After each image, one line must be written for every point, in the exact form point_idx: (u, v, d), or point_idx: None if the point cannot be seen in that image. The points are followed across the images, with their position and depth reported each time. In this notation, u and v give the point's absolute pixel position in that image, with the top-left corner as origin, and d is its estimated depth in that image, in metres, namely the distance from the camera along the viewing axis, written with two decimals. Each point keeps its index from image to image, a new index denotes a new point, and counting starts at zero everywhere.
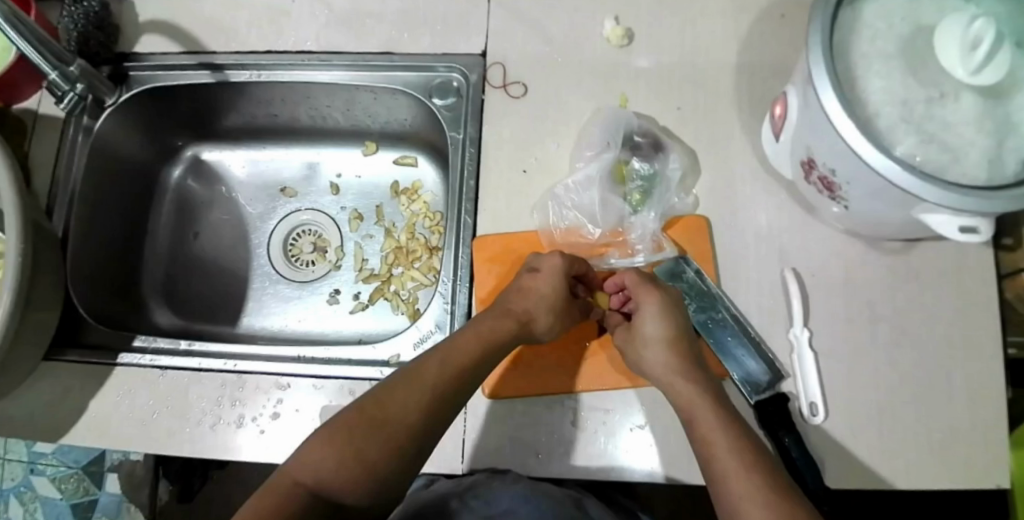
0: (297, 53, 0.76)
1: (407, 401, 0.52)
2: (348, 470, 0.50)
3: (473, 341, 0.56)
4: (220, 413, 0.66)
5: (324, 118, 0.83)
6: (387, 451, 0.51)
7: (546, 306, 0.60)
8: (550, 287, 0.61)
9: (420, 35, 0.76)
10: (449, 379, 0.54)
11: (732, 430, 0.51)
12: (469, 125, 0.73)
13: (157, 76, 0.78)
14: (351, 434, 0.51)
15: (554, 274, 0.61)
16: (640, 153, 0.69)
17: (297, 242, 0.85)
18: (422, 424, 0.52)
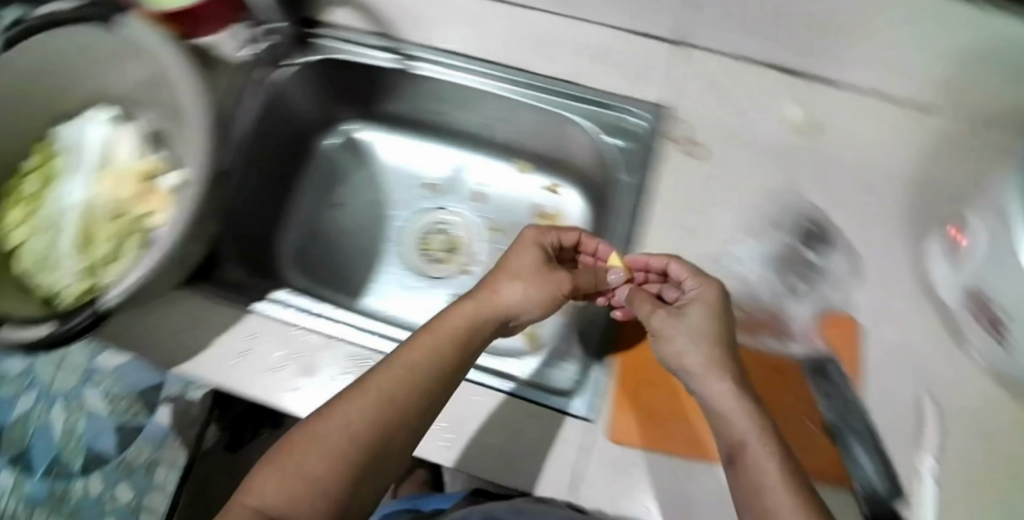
0: (482, 62, 0.77)
1: (354, 402, 0.52)
2: (296, 479, 0.49)
3: (430, 337, 0.57)
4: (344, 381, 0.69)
5: (487, 126, 0.84)
6: (342, 458, 0.50)
7: (511, 262, 0.64)
8: (522, 263, 0.64)
9: (605, 74, 0.76)
10: (393, 368, 0.54)
11: (770, 442, 0.52)
12: (638, 173, 0.74)
13: (342, 49, 0.79)
14: (302, 444, 0.50)
15: (529, 244, 0.66)
16: (814, 244, 0.71)
17: (432, 237, 0.87)
18: (373, 428, 0.51)
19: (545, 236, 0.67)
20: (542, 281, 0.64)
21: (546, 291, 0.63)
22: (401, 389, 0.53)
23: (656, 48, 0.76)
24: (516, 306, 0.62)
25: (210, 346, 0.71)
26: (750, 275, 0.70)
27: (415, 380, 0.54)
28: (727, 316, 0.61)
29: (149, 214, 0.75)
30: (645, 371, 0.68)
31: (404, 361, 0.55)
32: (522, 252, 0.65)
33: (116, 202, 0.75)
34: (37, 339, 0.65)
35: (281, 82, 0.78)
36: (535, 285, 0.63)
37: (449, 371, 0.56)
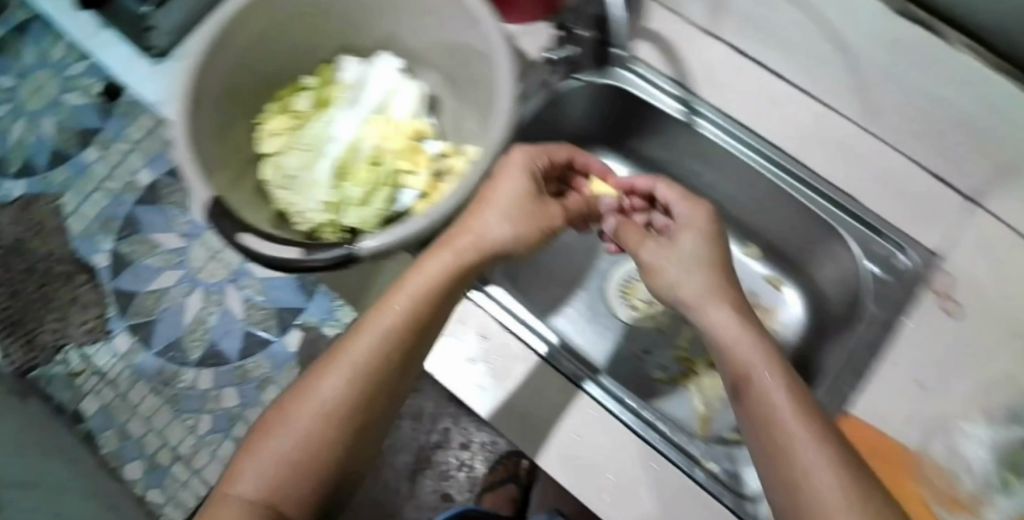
0: (768, 143, 0.76)
1: (390, 317, 0.56)
2: (337, 383, 0.54)
3: (448, 252, 0.59)
4: (530, 398, 0.72)
5: (735, 200, 0.84)
6: (382, 370, 0.55)
7: (509, 200, 0.61)
8: (511, 185, 0.62)
9: (886, 203, 0.74)
10: (413, 284, 0.57)
11: (798, 400, 0.49)
12: (887, 309, 0.72)
13: (633, 80, 0.79)
14: (343, 352, 0.55)
15: (516, 171, 0.62)
16: None
17: (634, 284, 0.90)
18: (405, 345, 0.56)
19: (507, 164, 0.63)
20: (524, 220, 0.61)
21: (517, 200, 0.61)
22: (366, 347, 0.55)
23: (943, 194, 0.73)
24: (502, 243, 0.60)
25: None
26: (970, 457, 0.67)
27: (436, 302, 0.58)
28: (721, 237, 0.61)
29: (407, 173, 0.75)
30: None
31: (412, 281, 0.58)
32: (519, 179, 0.62)
33: (379, 148, 0.75)
34: (281, 259, 0.63)
35: (566, 91, 0.80)
36: (530, 207, 0.62)
37: (448, 292, 0.59)
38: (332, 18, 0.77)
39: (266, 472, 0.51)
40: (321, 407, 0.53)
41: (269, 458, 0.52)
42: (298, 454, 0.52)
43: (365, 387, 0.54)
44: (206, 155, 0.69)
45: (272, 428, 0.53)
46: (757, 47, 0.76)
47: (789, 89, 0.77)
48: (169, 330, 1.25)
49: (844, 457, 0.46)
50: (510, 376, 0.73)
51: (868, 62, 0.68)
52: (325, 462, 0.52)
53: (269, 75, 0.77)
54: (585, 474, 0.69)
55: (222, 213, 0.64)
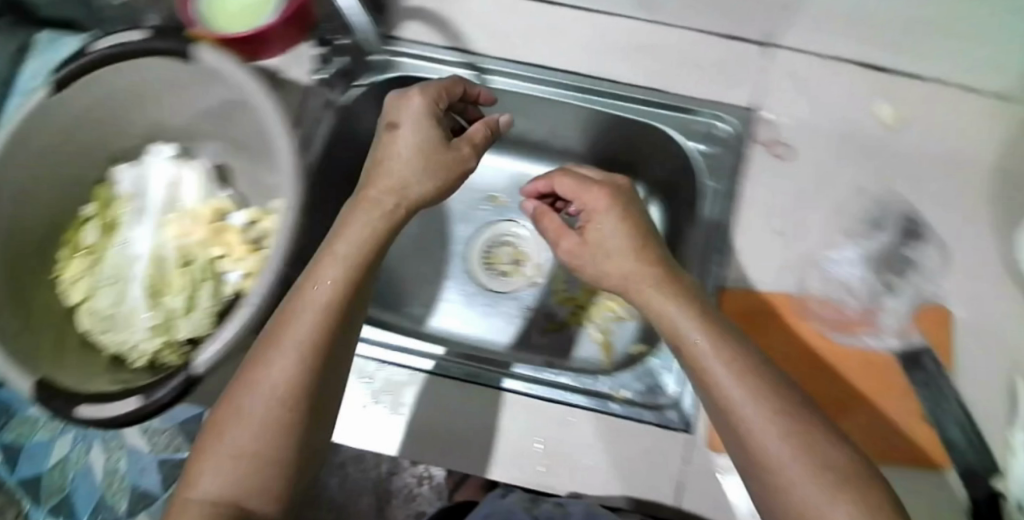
0: (565, 72, 0.75)
1: (316, 299, 0.52)
2: (280, 381, 0.50)
3: (382, 205, 0.55)
4: (428, 414, 0.69)
5: (553, 128, 0.81)
6: (322, 358, 0.51)
7: (416, 166, 0.56)
8: (424, 138, 0.57)
9: (691, 80, 0.75)
10: (342, 249, 0.53)
11: (725, 355, 0.50)
12: (729, 178, 0.73)
13: (413, 64, 0.75)
14: (272, 341, 0.51)
15: (415, 119, 0.57)
16: (900, 239, 0.71)
17: (494, 250, 0.86)
18: (326, 321, 0.51)
19: (394, 111, 0.58)
20: (423, 159, 0.57)
21: (426, 158, 0.56)
22: (308, 327, 0.51)
23: (737, 50, 0.75)
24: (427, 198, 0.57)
25: None
26: (850, 277, 0.71)
27: (367, 266, 0.54)
28: (637, 221, 0.57)
29: (224, 259, 0.72)
30: None
31: (352, 228, 0.54)
32: (411, 120, 0.57)
33: (185, 248, 0.73)
34: (128, 413, 0.60)
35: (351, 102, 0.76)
36: (437, 164, 0.57)
37: (378, 244, 0.55)
38: (84, 129, 0.71)
39: (233, 466, 0.48)
40: (276, 397, 0.49)
41: (229, 450, 0.49)
42: (253, 447, 0.49)
43: (312, 370, 0.51)
44: (9, 331, 0.63)
45: (223, 427, 0.50)
46: None
47: (565, 10, 0.76)
48: None
49: (800, 416, 0.48)
50: (404, 402, 0.69)
51: None
52: (281, 464, 0.49)
53: (45, 215, 0.72)
54: (506, 460, 0.67)
55: (49, 395, 0.60)
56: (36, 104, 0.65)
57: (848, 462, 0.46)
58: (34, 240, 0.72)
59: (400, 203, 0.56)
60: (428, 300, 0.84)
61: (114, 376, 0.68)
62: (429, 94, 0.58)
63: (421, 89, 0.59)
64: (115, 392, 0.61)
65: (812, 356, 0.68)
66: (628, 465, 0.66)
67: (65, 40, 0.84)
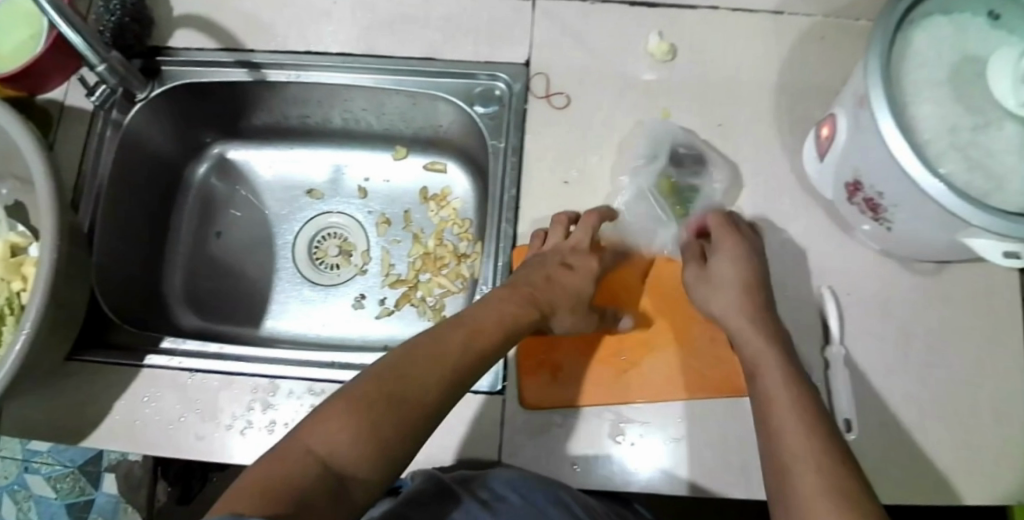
0: (335, 54, 0.74)
1: (475, 335, 0.56)
2: (424, 386, 0.51)
3: (520, 291, 0.61)
4: (242, 417, 0.68)
5: (351, 115, 0.81)
6: (460, 387, 0.53)
7: (568, 301, 0.63)
8: (575, 287, 0.63)
9: (464, 43, 0.74)
10: (490, 321, 0.58)
11: (808, 418, 0.52)
12: (512, 135, 0.73)
13: (191, 72, 0.76)
14: (432, 352, 0.53)
15: (584, 238, 0.66)
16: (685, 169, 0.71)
17: (322, 245, 0.85)
18: (486, 360, 0.56)
19: (567, 253, 0.65)
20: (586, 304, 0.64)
21: (573, 293, 0.63)
22: (466, 355, 0.55)
23: (505, 8, 0.74)
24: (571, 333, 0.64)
25: (111, 407, 0.69)
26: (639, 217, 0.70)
27: (516, 328, 0.59)
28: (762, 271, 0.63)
29: (24, 293, 0.71)
30: (547, 337, 0.67)
31: (505, 304, 0.60)
32: (587, 267, 0.65)
33: None
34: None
35: (135, 120, 0.77)
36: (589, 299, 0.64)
37: (526, 321, 0.60)
38: None
39: (358, 432, 0.47)
40: (420, 405, 0.50)
41: (358, 423, 0.47)
42: (389, 434, 0.48)
43: (453, 390, 0.53)
44: None
45: (369, 398, 0.48)
46: None
47: None
48: None
49: (821, 444, 0.50)
50: (219, 409, 0.68)
51: None
52: (398, 454, 0.48)
53: None
54: None
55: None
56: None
57: (844, 480, 0.47)
58: None
59: (541, 312, 0.61)
60: (262, 305, 0.83)
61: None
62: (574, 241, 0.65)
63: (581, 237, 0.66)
64: None
65: (613, 300, 0.68)
66: (441, 440, 0.65)
67: None
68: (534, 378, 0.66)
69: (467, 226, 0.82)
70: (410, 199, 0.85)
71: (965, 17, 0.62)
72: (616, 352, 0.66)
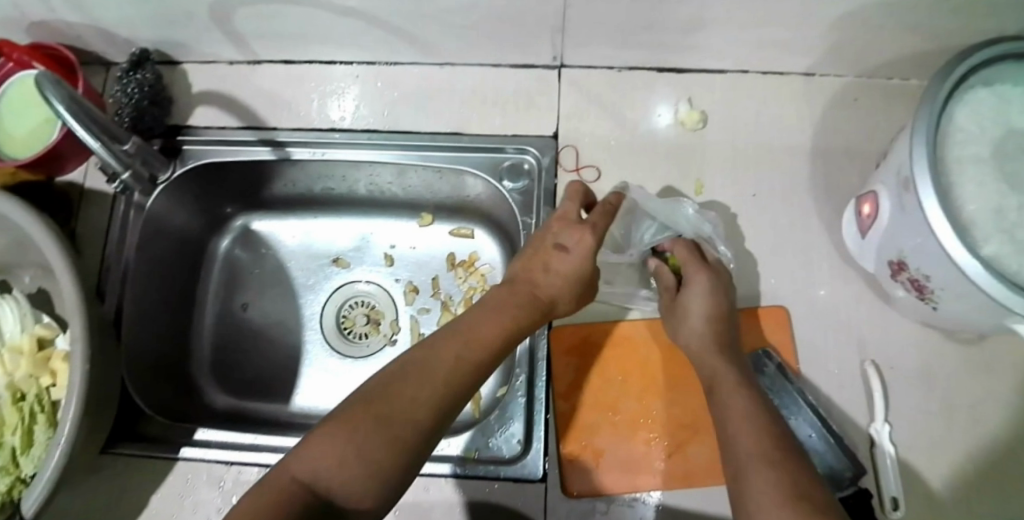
0: (361, 131, 0.74)
1: (462, 350, 0.53)
2: (416, 405, 0.50)
3: (519, 294, 0.58)
4: None
5: (379, 189, 0.81)
6: (455, 398, 0.52)
7: (569, 289, 0.60)
8: (576, 272, 0.59)
9: (490, 116, 0.74)
10: (487, 326, 0.55)
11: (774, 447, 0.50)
12: (543, 211, 0.71)
13: (213, 150, 0.75)
14: (420, 369, 0.51)
15: (582, 246, 0.60)
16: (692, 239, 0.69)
17: (350, 313, 0.83)
18: (479, 375, 0.53)
19: (562, 235, 0.61)
20: (587, 285, 0.61)
21: (571, 282, 0.59)
22: (457, 366, 0.52)
23: (532, 80, 0.74)
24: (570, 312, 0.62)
25: (145, 503, 0.68)
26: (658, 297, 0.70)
27: (512, 336, 0.56)
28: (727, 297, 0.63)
29: (54, 388, 0.70)
30: (587, 420, 0.66)
31: (499, 306, 0.57)
32: (582, 246, 0.60)
33: (14, 385, 0.70)
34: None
35: (159, 202, 0.75)
36: (585, 292, 0.62)
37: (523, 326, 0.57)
38: None
39: (345, 458, 0.47)
40: (411, 421, 0.49)
41: (346, 448, 0.47)
42: (383, 455, 0.48)
43: (449, 403, 0.51)
44: None
45: (358, 424, 0.48)
46: (296, 50, 0.73)
47: (352, 68, 0.76)
48: None
49: (792, 479, 0.47)
50: None
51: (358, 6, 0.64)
52: (390, 481, 0.48)
53: None
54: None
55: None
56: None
57: None
58: None
59: (542, 306, 0.59)
60: (289, 378, 0.81)
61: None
62: (564, 213, 0.62)
63: (591, 218, 0.61)
64: None
65: (652, 382, 0.67)
66: None
67: None
68: (576, 465, 0.65)
69: None
70: (436, 264, 0.83)
71: (1009, 90, 0.60)
72: (661, 435, 0.65)
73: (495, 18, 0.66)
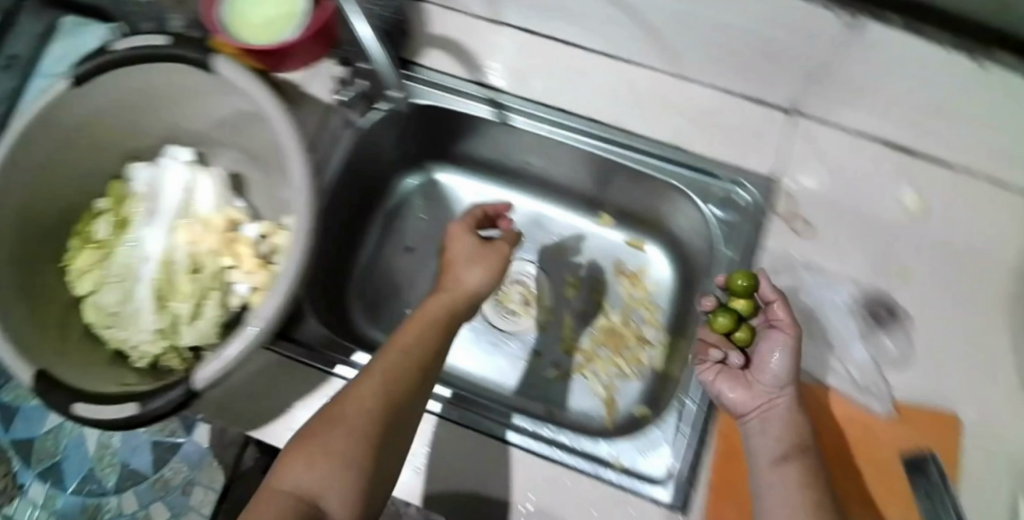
0: (584, 118, 0.74)
1: (394, 366, 0.55)
2: (365, 393, 0.53)
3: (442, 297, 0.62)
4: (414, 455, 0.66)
5: (573, 178, 0.81)
6: (396, 382, 0.54)
7: (466, 264, 0.64)
8: (466, 250, 0.65)
9: (715, 139, 0.74)
10: (414, 329, 0.58)
11: None
12: (747, 248, 0.72)
13: (434, 94, 0.74)
14: (374, 368, 0.55)
15: (462, 236, 0.66)
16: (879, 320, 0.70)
17: (505, 288, 0.83)
18: (419, 365, 0.56)
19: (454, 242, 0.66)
20: (490, 269, 0.64)
21: (468, 264, 0.64)
22: (409, 359, 0.56)
23: (765, 119, 0.74)
24: (479, 283, 0.63)
25: (289, 410, 0.68)
26: (834, 363, 0.69)
27: (439, 324, 0.60)
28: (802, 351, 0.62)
29: (231, 270, 0.69)
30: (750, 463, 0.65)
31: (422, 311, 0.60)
32: (461, 234, 0.65)
33: (194, 256, 0.69)
34: (122, 421, 0.58)
35: (369, 124, 0.75)
36: (493, 263, 0.64)
37: (442, 318, 0.60)
38: (110, 130, 0.71)
39: (309, 461, 0.49)
40: (357, 414, 0.52)
41: (317, 454, 0.49)
42: (337, 448, 0.50)
43: (394, 391, 0.54)
44: (28, 328, 0.63)
45: (322, 429, 0.51)
46: (544, 21, 0.72)
47: (590, 54, 0.75)
48: (76, 464, 1.02)
49: None
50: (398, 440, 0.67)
51: (643, 7, 0.66)
52: (354, 476, 0.49)
53: (62, 210, 0.71)
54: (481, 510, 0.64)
55: (48, 388, 0.58)
56: (60, 92, 0.64)
57: None
58: (49, 232, 0.70)
59: (456, 303, 0.62)
60: None
61: (114, 375, 0.66)
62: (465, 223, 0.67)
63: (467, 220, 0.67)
64: (109, 394, 0.60)
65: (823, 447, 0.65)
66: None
67: (93, 32, 0.82)
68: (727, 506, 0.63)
69: (656, 312, 0.81)
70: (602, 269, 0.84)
71: None
72: None
73: (773, 48, 0.66)
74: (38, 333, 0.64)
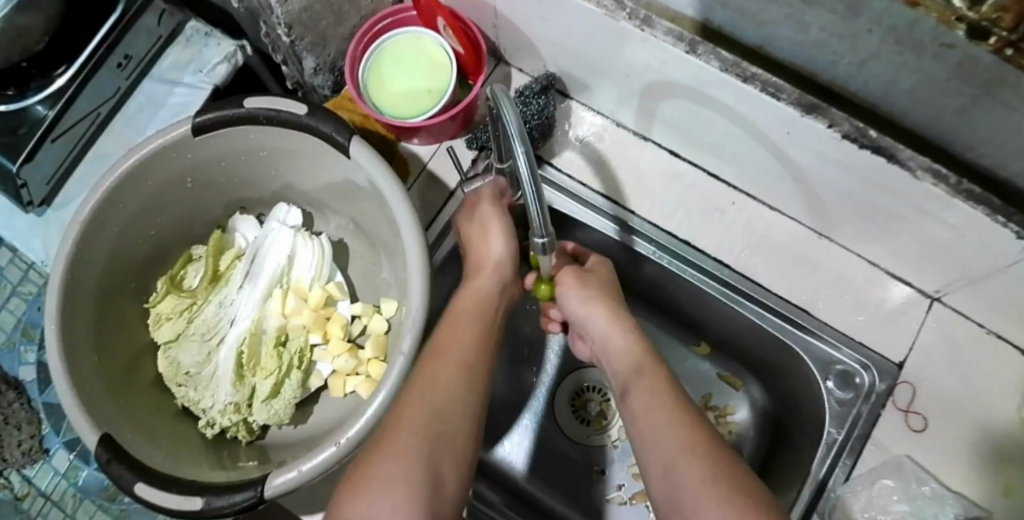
0: (711, 258, 0.72)
1: (437, 376, 0.54)
2: (417, 409, 0.51)
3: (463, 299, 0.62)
4: None
5: (681, 304, 0.80)
6: (449, 394, 0.53)
7: (485, 238, 0.65)
8: (468, 222, 0.67)
9: (841, 308, 0.70)
10: (442, 340, 0.58)
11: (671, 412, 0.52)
12: (858, 433, 0.67)
13: (565, 202, 0.74)
14: (422, 386, 0.53)
15: (466, 220, 0.67)
16: None
17: (583, 396, 0.83)
18: (469, 378, 0.55)
19: (465, 228, 0.67)
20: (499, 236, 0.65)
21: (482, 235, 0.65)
22: (447, 372, 0.55)
23: (898, 297, 0.70)
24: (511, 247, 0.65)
25: None
26: None
27: (482, 336, 0.59)
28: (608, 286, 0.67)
29: (317, 350, 0.66)
30: None
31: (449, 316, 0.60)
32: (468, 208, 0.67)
33: (282, 327, 0.67)
34: (185, 513, 0.53)
35: None
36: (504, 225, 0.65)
37: (476, 319, 0.60)
38: (221, 179, 0.67)
39: (367, 490, 0.46)
40: (411, 431, 0.50)
41: (373, 481, 0.46)
42: (397, 467, 0.47)
43: (446, 404, 0.52)
44: (106, 381, 0.61)
45: (372, 456, 0.48)
46: (691, 149, 0.70)
47: (732, 192, 0.72)
48: None
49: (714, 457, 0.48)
50: None
51: (809, 169, 0.61)
52: (420, 494, 0.46)
53: (157, 248, 0.68)
54: None
55: (110, 457, 0.54)
56: (172, 138, 0.60)
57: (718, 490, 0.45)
58: (140, 268, 0.67)
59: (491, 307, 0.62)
60: (507, 422, 0.81)
61: (181, 437, 0.63)
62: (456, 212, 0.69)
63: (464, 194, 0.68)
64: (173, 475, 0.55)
65: None
66: None
67: (218, 44, 0.78)
68: None
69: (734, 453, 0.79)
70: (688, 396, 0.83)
71: None
72: None
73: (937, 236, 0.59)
74: (109, 380, 0.61)
